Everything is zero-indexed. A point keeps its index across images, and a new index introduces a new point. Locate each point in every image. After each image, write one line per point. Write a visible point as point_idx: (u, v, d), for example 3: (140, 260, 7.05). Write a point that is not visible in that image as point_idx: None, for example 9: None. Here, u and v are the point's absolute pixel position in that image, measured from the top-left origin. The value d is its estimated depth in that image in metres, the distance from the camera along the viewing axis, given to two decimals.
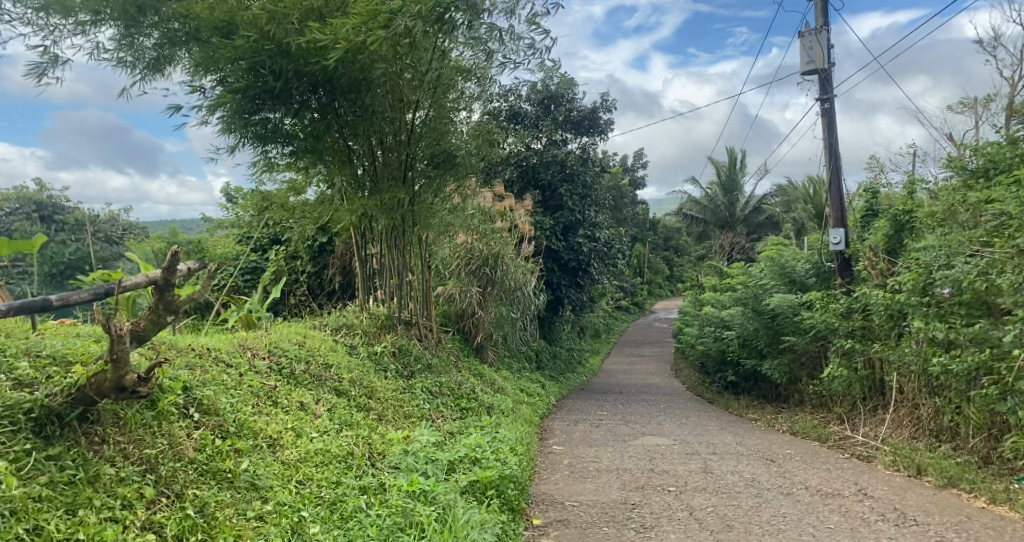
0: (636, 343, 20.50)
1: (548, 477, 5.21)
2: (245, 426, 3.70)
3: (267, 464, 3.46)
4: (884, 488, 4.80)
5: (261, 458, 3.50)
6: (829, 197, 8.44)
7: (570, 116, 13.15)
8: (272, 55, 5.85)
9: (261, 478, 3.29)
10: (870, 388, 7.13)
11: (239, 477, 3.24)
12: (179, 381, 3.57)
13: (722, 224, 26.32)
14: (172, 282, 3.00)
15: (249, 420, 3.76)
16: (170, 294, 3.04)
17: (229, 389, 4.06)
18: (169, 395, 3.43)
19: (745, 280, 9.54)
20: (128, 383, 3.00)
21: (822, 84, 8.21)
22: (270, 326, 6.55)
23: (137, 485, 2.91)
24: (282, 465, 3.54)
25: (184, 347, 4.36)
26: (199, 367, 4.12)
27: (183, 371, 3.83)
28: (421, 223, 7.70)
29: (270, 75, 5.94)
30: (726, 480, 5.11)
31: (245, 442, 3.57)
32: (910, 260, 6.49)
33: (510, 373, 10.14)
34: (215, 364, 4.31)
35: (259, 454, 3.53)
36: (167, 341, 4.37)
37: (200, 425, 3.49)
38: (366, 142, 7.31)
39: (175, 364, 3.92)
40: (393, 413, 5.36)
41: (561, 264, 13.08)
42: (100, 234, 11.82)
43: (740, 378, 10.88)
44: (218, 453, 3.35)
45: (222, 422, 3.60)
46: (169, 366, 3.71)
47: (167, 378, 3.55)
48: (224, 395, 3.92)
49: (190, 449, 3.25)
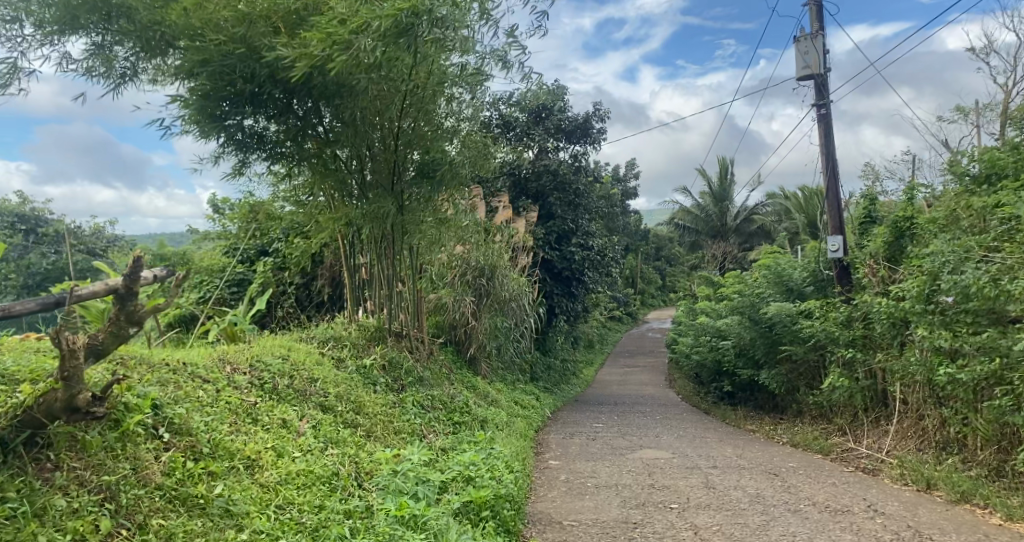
0: (630, 353, 20.36)
1: (544, 494, 5.00)
2: (220, 447, 3.49)
3: (243, 488, 3.24)
4: (896, 504, 4.61)
5: (237, 482, 3.28)
6: (827, 204, 8.29)
7: (562, 125, 13.04)
8: (244, 58, 5.71)
9: (236, 503, 3.07)
10: (872, 399, 6.96)
11: (212, 502, 3.02)
12: (147, 399, 3.37)
13: (714, 233, 26.30)
14: (135, 291, 2.80)
15: (225, 440, 3.55)
16: (133, 304, 2.84)
17: (204, 406, 3.85)
18: (135, 415, 3.23)
19: (742, 289, 9.40)
20: (81, 404, 2.90)
21: (818, 89, 8.10)
22: (255, 339, 6.33)
23: (92, 517, 2.68)
24: (261, 489, 3.32)
25: (156, 361, 4.15)
26: (172, 383, 3.92)
27: (152, 388, 3.63)
28: (411, 233, 7.53)
29: (240, 78, 5.78)
30: (730, 496, 4.91)
31: (221, 464, 3.36)
32: (912, 267, 6.34)
33: (504, 385, 9.93)
34: (190, 379, 4.10)
35: (235, 477, 3.31)
36: (139, 356, 4.16)
37: (170, 446, 3.29)
38: (355, 150, 7.12)
39: (145, 380, 3.72)
40: (382, 429, 5.14)
41: (555, 273, 12.97)
42: (84, 246, 11.55)
43: (737, 388, 10.72)
44: (188, 477, 3.13)
45: (194, 442, 3.39)
46: (136, 383, 3.51)
47: (132, 396, 3.35)
48: (197, 413, 3.71)
49: (157, 474, 3.03)
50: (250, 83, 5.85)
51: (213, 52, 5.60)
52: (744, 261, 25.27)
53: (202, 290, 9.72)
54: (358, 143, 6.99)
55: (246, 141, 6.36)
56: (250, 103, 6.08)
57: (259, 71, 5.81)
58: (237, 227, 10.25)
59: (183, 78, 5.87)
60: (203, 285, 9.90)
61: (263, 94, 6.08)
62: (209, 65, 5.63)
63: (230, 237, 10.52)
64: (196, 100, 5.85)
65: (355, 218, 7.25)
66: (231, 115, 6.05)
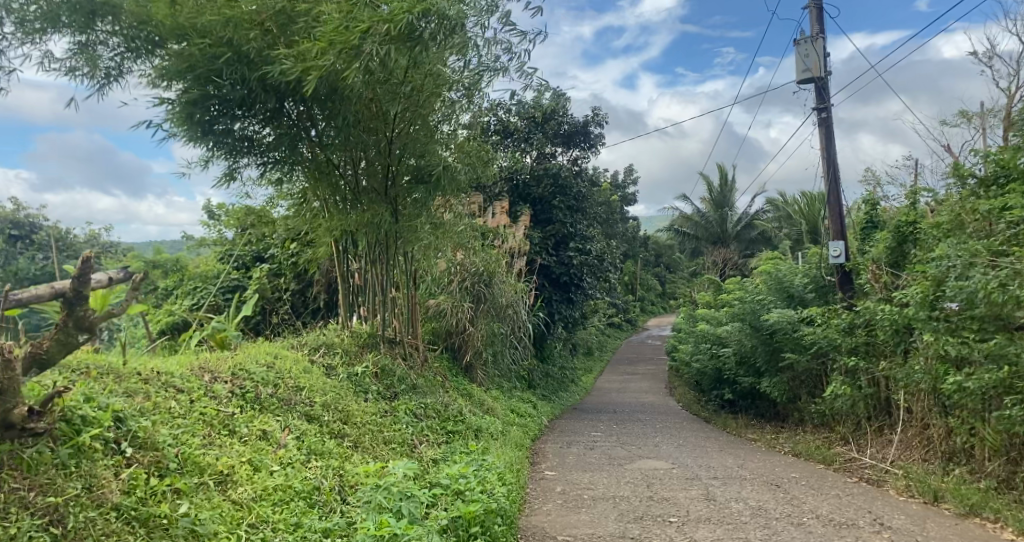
0: (629, 361, 20.18)
1: (539, 507, 4.84)
2: (190, 462, 3.33)
3: (211, 506, 3.09)
4: (902, 517, 4.45)
5: (205, 499, 3.13)
6: (828, 209, 8.15)
7: (560, 130, 13.10)
8: (230, 62, 5.61)
9: (203, 523, 2.91)
10: (876, 407, 6.81)
11: (176, 523, 2.85)
12: (108, 411, 3.22)
13: (714, 239, 26.16)
14: (84, 294, 2.76)
15: (195, 454, 3.40)
16: (80, 309, 2.79)
17: (175, 418, 3.70)
18: (93, 429, 3.08)
19: (742, 296, 9.26)
20: (16, 419, 2.72)
21: (818, 92, 7.97)
22: (242, 347, 6.16)
23: None
24: (233, 506, 3.17)
25: (130, 371, 4.01)
26: (141, 393, 3.77)
27: (117, 399, 3.48)
28: (406, 238, 7.38)
29: (230, 84, 5.68)
30: (730, 508, 4.75)
31: (188, 481, 3.20)
32: (916, 273, 6.19)
33: (501, 393, 9.77)
34: (162, 390, 3.95)
35: (203, 494, 3.16)
36: (111, 366, 4.01)
37: (132, 462, 3.13)
38: (348, 155, 6.98)
39: (110, 392, 3.57)
40: (371, 440, 4.98)
41: (553, 280, 12.81)
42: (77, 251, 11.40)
43: (738, 396, 10.57)
44: (150, 496, 2.97)
45: (160, 457, 3.24)
46: (99, 395, 3.36)
47: (92, 409, 3.19)
48: (165, 426, 3.55)
49: (115, 493, 2.87)
50: (240, 89, 5.76)
51: (198, 57, 5.54)
52: (744, 266, 25.14)
53: (195, 297, 9.58)
54: (352, 148, 6.86)
55: (235, 146, 6.24)
56: (239, 106, 5.98)
57: (248, 76, 5.71)
58: (233, 233, 10.14)
59: (171, 81, 5.74)
60: (196, 292, 9.74)
61: (253, 98, 5.97)
62: (195, 69, 5.55)
63: (225, 243, 10.37)
64: (184, 105, 5.72)
65: (349, 225, 7.13)
66: (220, 120, 5.93)
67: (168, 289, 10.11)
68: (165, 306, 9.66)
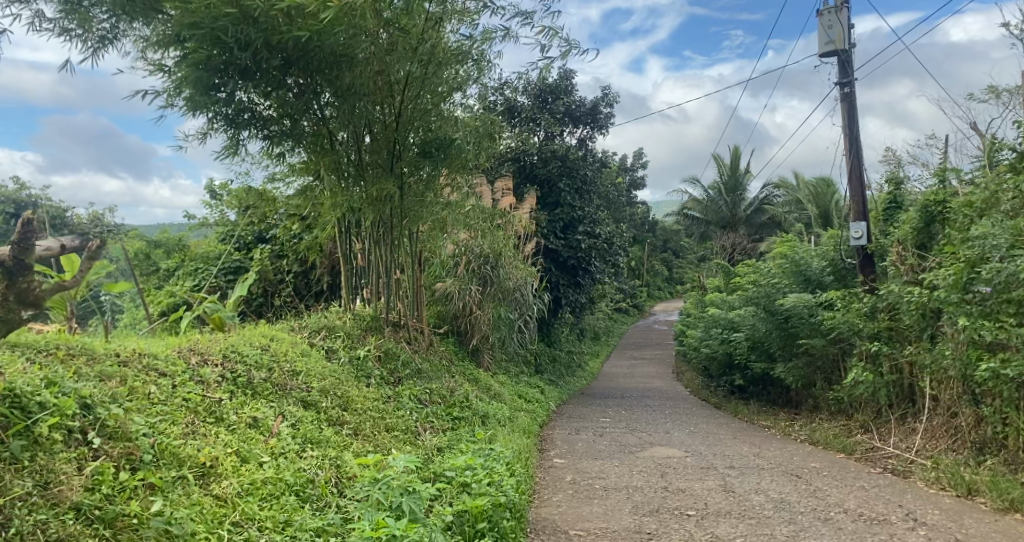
0: (637, 346, 19.95)
1: (549, 498, 4.61)
2: (166, 453, 3.10)
3: (190, 503, 2.85)
4: (937, 512, 4.19)
5: (183, 495, 2.89)
6: (850, 189, 7.79)
7: (569, 110, 12.87)
8: (236, 23, 5.21)
9: (179, 522, 2.66)
10: (898, 395, 6.52)
11: (148, 523, 2.61)
12: (71, 398, 2.99)
13: (724, 223, 25.68)
14: (24, 262, 2.87)
15: (173, 445, 3.17)
16: (22, 279, 2.88)
17: (154, 406, 3.47)
18: (52, 417, 2.84)
19: (756, 279, 8.98)
20: None
21: (841, 66, 7.62)
22: (238, 329, 5.93)
23: None
24: (215, 502, 2.95)
25: (107, 353, 3.78)
26: (116, 377, 3.53)
27: (86, 384, 3.24)
28: (411, 216, 7.08)
29: (236, 46, 5.33)
30: (751, 501, 4.49)
31: (165, 475, 2.96)
32: (948, 254, 5.89)
33: (507, 378, 9.52)
34: (142, 373, 3.72)
35: (181, 490, 2.93)
36: (88, 347, 3.77)
37: (100, 454, 2.90)
38: (353, 129, 6.70)
39: (77, 377, 3.33)
40: (372, 427, 4.73)
41: (560, 263, 12.49)
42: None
43: (750, 382, 10.32)
44: (119, 492, 2.73)
45: (132, 448, 3.00)
46: (63, 380, 3.12)
47: (51, 395, 2.95)
48: (141, 414, 3.32)
49: (76, 489, 2.62)
50: (246, 52, 5.41)
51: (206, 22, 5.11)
52: (754, 251, 24.72)
53: (197, 278, 9.37)
54: (356, 121, 6.57)
55: (236, 118, 5.95)
56: (243, 75, 5.66)
57: (255, 38, 5.35)
58: (236, 214, 9.90)
59: (167, 47, 5.44)
60: (198, 274, 9.51)
61: (261, 65, 5.63)
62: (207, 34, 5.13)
63: (227, 224, 10.11)
64: (186, 68, 5.37)
65: (354, 203, 6.81)
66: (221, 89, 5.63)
67: (170, 269, 9.92)
68: (165, 288, 9.44)
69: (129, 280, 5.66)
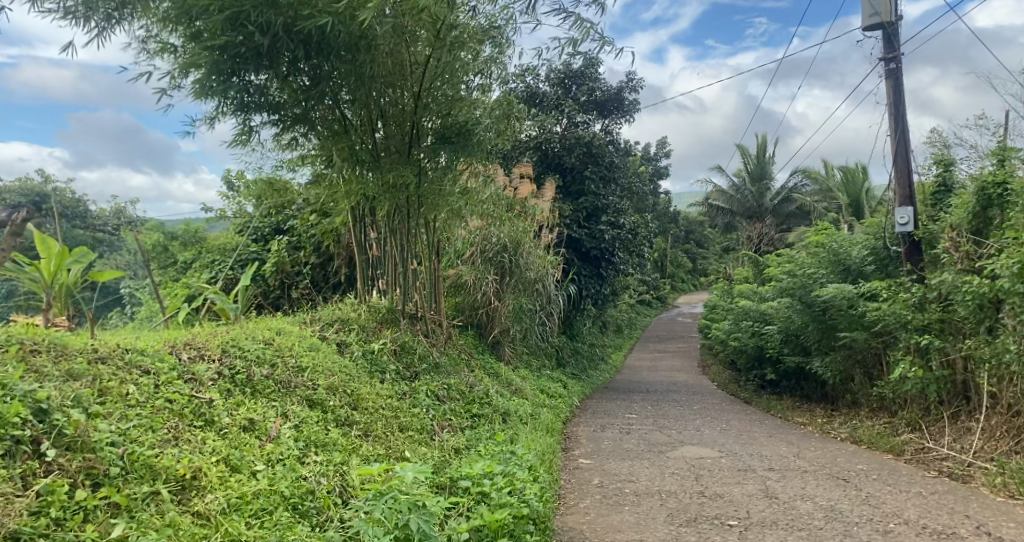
0: (660, 338, 19.43)
1: (576, 505, 4.26)
2: (138, 465, 2.83)
3: (163, 524, 2.58)
4: (1011, 524, 3.77)
5: (154, 515, 2.63)
6: (896, 171, 7.27)
7: (593, 96, 12.44)
8: (257, 5, 4.88)
9: None
10: (951, 392, 6.03)
11: None
12: (20, 404, 2.71)
13: (751, 214, 25.06)
14: None
15: (147, 455, 2.89)
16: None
17: (131, 410, 3.19)
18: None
19: (791, 268, 8.53)
20: None
21: (887, 40, 7.11)
22: (244, 322, 5.64)
23: None
24: (195, 521, 2.68)
25: (82, 349, 3.52)
26: (88, 377, 3.27)
27: (45, 386, 2.97)
28: (428, 205, 6.74)
29: (257, 32, 4.97)
30: (797, 509, 4.10)
31: (133, 492, 2.69)
32: (1011, 239, 5.41)
33: (529, 372, 9.17)
34: (122, 372, 3.46)
35: (152, 509, 2.67)
36: (61, 345, 3.48)
37: (56, 470, 2.64)
38: (366, 112, 6.36)
39: (37, 379, 3.04)
40: (385, 428, 4.42)
41: (583, 254, 12.07)
42: (103, 227, 11.07)
43: (781, 376, 9.86)
44: (72, 515, 2.48)
45: (95, 461, 2.73)
46: (14, 383, 2.85)
47: None
48: (111, 419, 3.05)
49: (16, 514, 2.34)
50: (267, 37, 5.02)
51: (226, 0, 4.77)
52: (781, 242, 24.02)
53: (213, 271, 9.20)
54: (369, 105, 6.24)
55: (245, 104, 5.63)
56: (259, 58, 5.28)
57: (274, 20, 4.99)
58: (252, 204, 9.69)
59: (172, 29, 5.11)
60: (214, 266, 9.28)
61: (277, 47, 5.26)
62: (226, 14, 4.80)
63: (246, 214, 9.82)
64: (195, 51, 5.00)
65: (369, 190, 6.47)
66: (234, 75, 5.24)
67: (188, 261, 9.74)
68: (181, 280, 9.22)
69: (117, 270, 5.07)
